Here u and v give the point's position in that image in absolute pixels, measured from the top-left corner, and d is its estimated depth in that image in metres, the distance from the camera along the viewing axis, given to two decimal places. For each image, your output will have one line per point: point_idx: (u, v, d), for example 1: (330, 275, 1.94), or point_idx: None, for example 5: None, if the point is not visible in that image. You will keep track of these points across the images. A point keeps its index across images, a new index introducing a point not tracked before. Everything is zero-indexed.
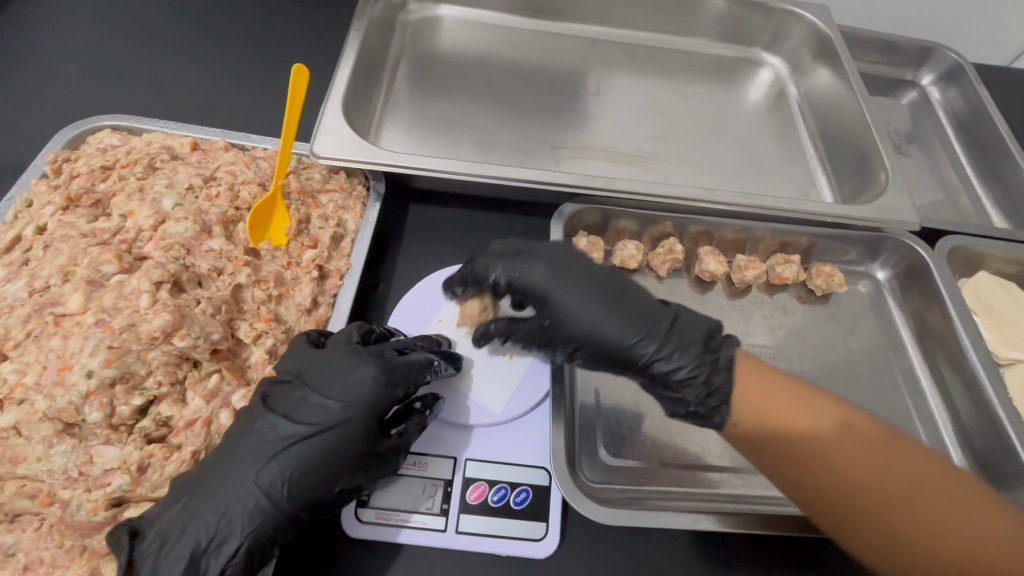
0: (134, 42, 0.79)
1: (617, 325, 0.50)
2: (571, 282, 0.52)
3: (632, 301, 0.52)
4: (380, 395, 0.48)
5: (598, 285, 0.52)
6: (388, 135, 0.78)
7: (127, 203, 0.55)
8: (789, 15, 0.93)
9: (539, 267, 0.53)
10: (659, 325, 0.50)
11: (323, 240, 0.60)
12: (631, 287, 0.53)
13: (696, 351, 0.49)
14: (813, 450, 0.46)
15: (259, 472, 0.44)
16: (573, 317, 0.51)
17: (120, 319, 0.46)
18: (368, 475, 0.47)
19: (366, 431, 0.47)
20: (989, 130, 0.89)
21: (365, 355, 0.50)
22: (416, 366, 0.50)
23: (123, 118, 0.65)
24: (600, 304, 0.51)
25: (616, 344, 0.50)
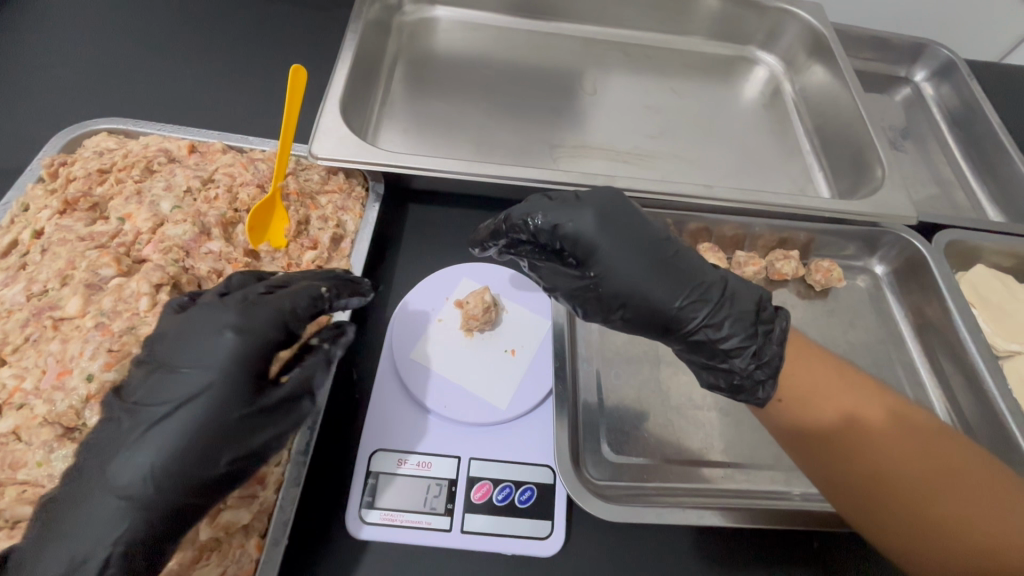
0: (129, 46, 0.79)
1: (671, 290, 0.50)
2: (623, 240, 0.52)
3: (685, 267, 0.52)
4: (242, 347, 0.43)
5: (650, 248, 0.52)
6: (385, 135, 0.78)
7: (125, 206, 0.55)
8: (782, 13, 0.94)
9: (591, 216, 0.52)
10: (710, 292, 0.51)
11: (323, 241, 0.59)
12: (682, 252, 0.53)
13: (745, 324, 0.50)
14: (837, 432, 0.47)
15: (116, 468, 0.40)
16: (625, 277, 0.51)
17: (120, 321, 0.46)
18: (268, 433, 0.43)
19: (241, 390, 0.43)
20: (982, 125, 0.90)
21: (223, 304, 0.45)
22: (289, 303, 0.46)
23: (119, 120, 0.65)
24: (653, 267, 0.51)
25: (663, 310, 0.50)
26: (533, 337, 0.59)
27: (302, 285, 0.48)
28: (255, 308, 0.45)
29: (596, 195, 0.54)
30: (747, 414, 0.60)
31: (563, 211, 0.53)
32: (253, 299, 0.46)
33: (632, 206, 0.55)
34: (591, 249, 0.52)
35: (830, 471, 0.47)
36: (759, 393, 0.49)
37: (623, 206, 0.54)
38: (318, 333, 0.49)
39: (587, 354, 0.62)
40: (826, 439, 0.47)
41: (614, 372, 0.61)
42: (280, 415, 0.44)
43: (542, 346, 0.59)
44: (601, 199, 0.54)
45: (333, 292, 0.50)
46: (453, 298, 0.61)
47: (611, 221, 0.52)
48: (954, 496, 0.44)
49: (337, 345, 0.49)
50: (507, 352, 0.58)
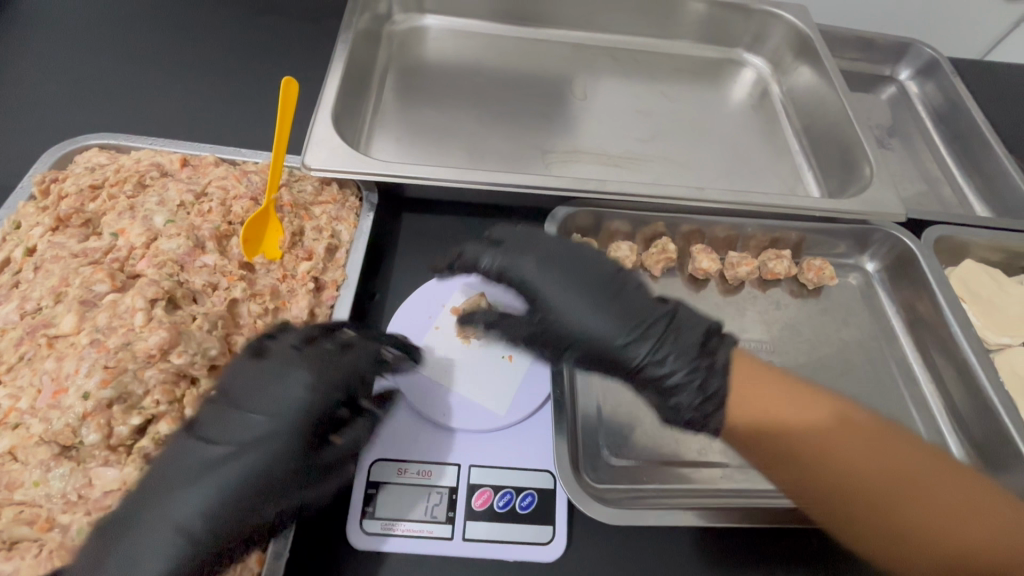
0: (119, 61, 0.79)
1: (614, 327, 0.52)
2: (563, 280, 0.54)
3: (632, 304, 0.53)
4: (310, 402, 0.47)
5: (596, 288, 0.54)
6: (378, 145, 0.78)
7: (118, 222, 0.55)
8: (767, 16, 0.95)
9: (533, 259, 0.55)
10: (651, 327, 0.51)
11: (317, 252, 0.59)
12: (631, 289, 0.54)
13: (687, 355, 0.50)
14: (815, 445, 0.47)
15: (182, 501, 0.43)
16: (571, 318, 0.53)
17: (116, 338, 0.46)
18: (314, 490, 0.46)
19: (301, 443, 0.46)
20: (967, 121, 0.91)
21: (301, 360, 0.49)
22: (358, 368, 0.50)
23: (110, 136, 0.65)
24: (597, 307, 0.53)
25: (607, 346, 0.52)
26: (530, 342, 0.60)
27: (369, 347, 0.52)
28: (329, 370, 0.49)
29: (544, 238, 0.57)
30: None
31: (509, 255, 0.56)
32: (327, 359, 0.49)
33: (583, 248, 0.57)
34: (538, 293, 0.54)
35: (804, 483, 0.47)
36: (710, 424, 0.49)
37: (573, 248, 0.56)
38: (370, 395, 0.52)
39: None
40: (801, 455, 0.47)
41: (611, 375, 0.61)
42: (329, 473, 0.47)
43: None
44: (551, 244, 0.57)
45: (393, 356, 0.54)
46: (449, 305, 0.61)
47: (558, 265, 0.55)
48: (924, 504, 0.45)
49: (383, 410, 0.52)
50: (505, 358, 0.58)
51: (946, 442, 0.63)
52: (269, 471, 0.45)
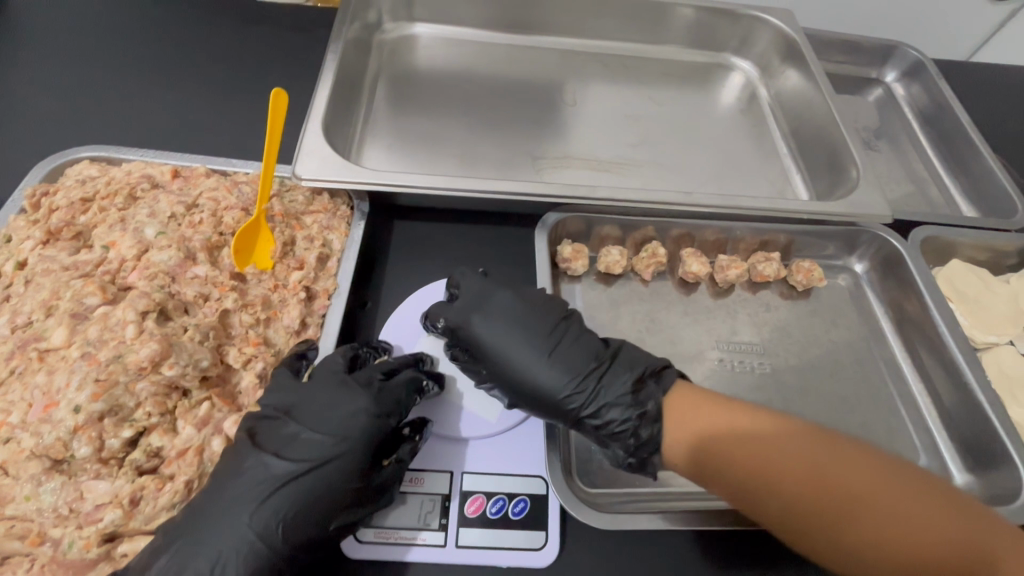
0: (109, 72, 0.79)
1: (556, 380, 0.52)
2: (504, 335, 0.54)
3: (571, 353, 0.54)
4: (373, 425, 0.49)
5: (536, 338, 0.54)
6: (369, 153, 0.79)
7: (109, 234, 0.55)
8: (754, 20, 0.96)
9: (474, 315, 0.55)
10: (587, 380, 0.52)
11: (309, 261, 0.60)
12: (570, 336, 0.55)
13: (623, 405, 0.51)
14: (760, 446, 0.46)
15: (253, 513, 0.44)
16: (515, 368, 0.53)
17: (106, 350, 0.46)
18: (369, 509, 0.47)
19: (362, 463, 0.47)
20: (952, 122, 0.92)
21: (355, 386, 0.50)
22: (408, 392, 0.51)
23: (101, 148, 0.65)
24: (539, 357, 0.53)
25: (549, 401, 0.52)
26: None
27: (416, 373, 0.53)
28: (383, 395, 0.50)
29: (488, 289, 0.57)
30: None
31: (453, 311, 0.56)
32: (378, 384, 0.50)
33: (524, 294, 0.57)
34: (480, 345, 0.54)
35: (747, 489, 0.45)
36: (649, 468, 0.51)
37: (513, 296, 0.57)
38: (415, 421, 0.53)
39: None
40: (745, 458, 0.46)
41: None
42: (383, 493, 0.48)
43: None
44: (492, 292, 0.57)
45: (432, 382, 0.54)
46: None
47: (498, 316, 0.55)
48: (892, 515, 0.42)
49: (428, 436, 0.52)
50: None
51: (935, 441, 0.64)
52: (336, 486, 0.46)
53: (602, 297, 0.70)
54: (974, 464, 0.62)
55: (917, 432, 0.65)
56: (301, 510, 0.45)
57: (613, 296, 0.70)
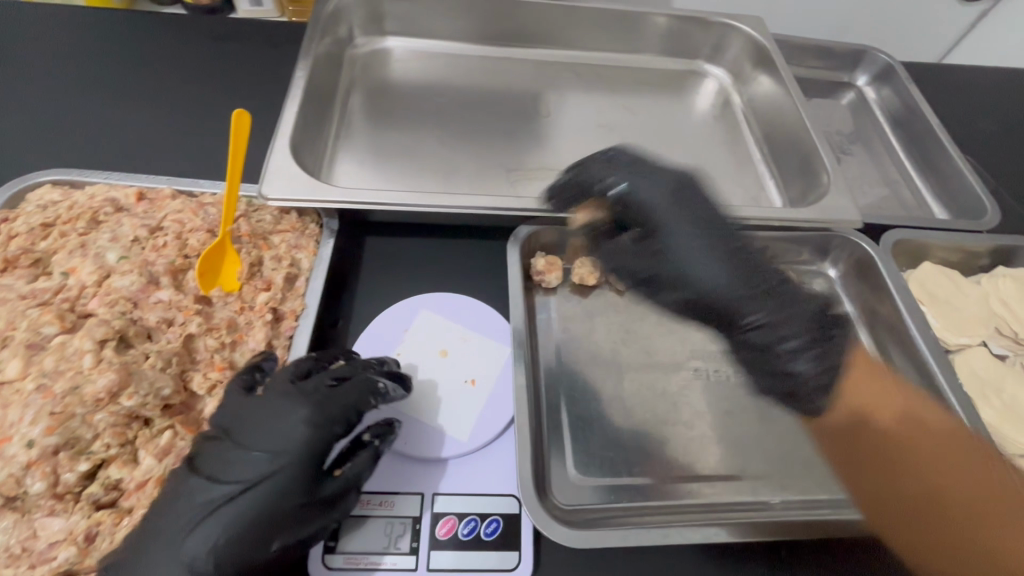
0: (79, 97, 0.79)
1: (769, 305, 0.57)
2: (696, 231, 0.59)
3: (762, 277, 0.58)
4: (313, 435, 0.47)
5: (729, 258, 0.58)
6: (341, 170, 0.78)
7: (69, 261, 0.54)
8: (725, 27, 0.97)
9: (658, 197, 0.60)
10: (772, 292, 0.57)
11: (276, 281, 0.59)
12: (727, 243, 0.59)
13: (806, 325, 0.57)
14: (904, 439, 0.57)
15: (188, 538, 0.43)
16: (737, 275, 0.57)
17: (63, 382, 0.45)
18: (317, 524, 0.45)
19: (301, 476, 0.46)
20: (921, 124, 0.94)
21: (298, 396, 0.49)
22: (353, 396, 0.49)
23: (63, 172, 0.64)
24: (718, 270, 0.57)
25: (717, 297, 0.57)
26: (491, 365, 0.59)
27: (367, 376, 0.51)
28: (326, 405, 0.48)
29: (681, 187, 0.61)
30: (709, 429, 0.62)
31: (641, 189, 0.60)
32: (322, 391, 0.49)
33: (704, 199, 0.61)
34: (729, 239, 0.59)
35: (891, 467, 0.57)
36: (806, 399, 0.58)
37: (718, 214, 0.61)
38: (375, 427, 0.51)
39: (551, 378, 0.63)
40: (864, 434, 0.59)
41: (577, 394, 0.62)
42: (330, 508, 0.46)
43: (502, 374, 0.59)
44: (671, 184, 0.61)
45: (393, 381, 0.52)
46: (411, 331, 0.61)
47: (710, 225, 0.59)
48: (965, 508, 0.53)
49: (387, 441, 0.49)
50: (467, 382, 0.58)
51: None
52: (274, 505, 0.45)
53: (578, 308, 0.69)
54: None
55: None
56: (234, 534, 0.44)
57: (588, 307, 0.70)
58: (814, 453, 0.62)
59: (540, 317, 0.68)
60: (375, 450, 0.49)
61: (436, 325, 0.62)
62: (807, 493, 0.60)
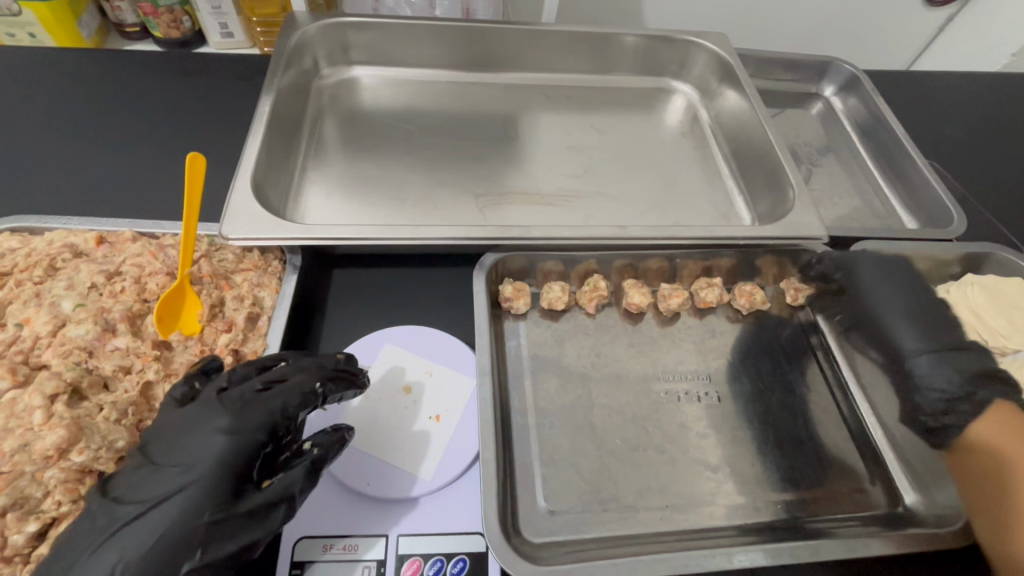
0: (45, 140, 0.79)
1: (911, 337, 0.63)
2: (895, 295, 0.66)
3: (942, 336, 0.62)
4: (232, 446, 0.45)
5: (910, 302, 0.65)
6: (309, 203, 0.78)
7: (23, 311, 0.53)
8: (689, 45, 0.98)
9: (871, 271, 0.69)
10: (937, 351, 0.60)
11: (238, 322, 0.58)
12: (914, 308, 0.65)
13: (954, 374, 0.58)
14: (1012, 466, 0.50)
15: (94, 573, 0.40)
16: (880, 318, 0.66)
17: (12, 440, 0.45)
18: (236, 541, 0.43)
19: (218, 493, 0.44)
20: (888, 133, 0.94)
21: (219, 405, 0.46)
22: (279, 402, 0.47)
23: (22, 218, 0.64)
24: (897, 307, 0.65)
25: (903, 351, 0.63)
26: (457, 399, 0.59)
27: (299, 380, 0.48)
28: (247, 411, 0.46)
29: (867, 261, 0.70)
30: (681, 452, 0.61)
31: (853, 263, 0.70)
32: (246, 398, 0.47)
33: (910, 275, 0.68)
34: (858, 290, 0.69)
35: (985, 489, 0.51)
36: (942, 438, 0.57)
37: (919, 280, 0.68)
38: (315, 436, 0.48)
39: (521, 406, 0.62)
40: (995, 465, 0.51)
41: (548, 421, 0.62)
42: (253, 523, 0.44)
43: (468, 408, 0.59)
44: (874, 262, 0.70)
45: (330, 385, 0.49)
46: (376, 366, 0.60)
47: (913, 291, 0.67)
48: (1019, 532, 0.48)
49: (329, 452, 0.47)
50: (431, 418, 0.57)
51: (883, 460, 0.65)
52: (188, 526, 0.42)
53: (548, 334, 0.69)
54: (917, 481, 0.63)
55: (865, 451, 0.65)
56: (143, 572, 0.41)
57: (558, 332, 0.69)
58: (789, 470, 0.62)
59: (509, 344, 0.68)
60: (309, 462, 0.46)
61: (404, 358, 0.61)
62: (783, 513, 0.59)
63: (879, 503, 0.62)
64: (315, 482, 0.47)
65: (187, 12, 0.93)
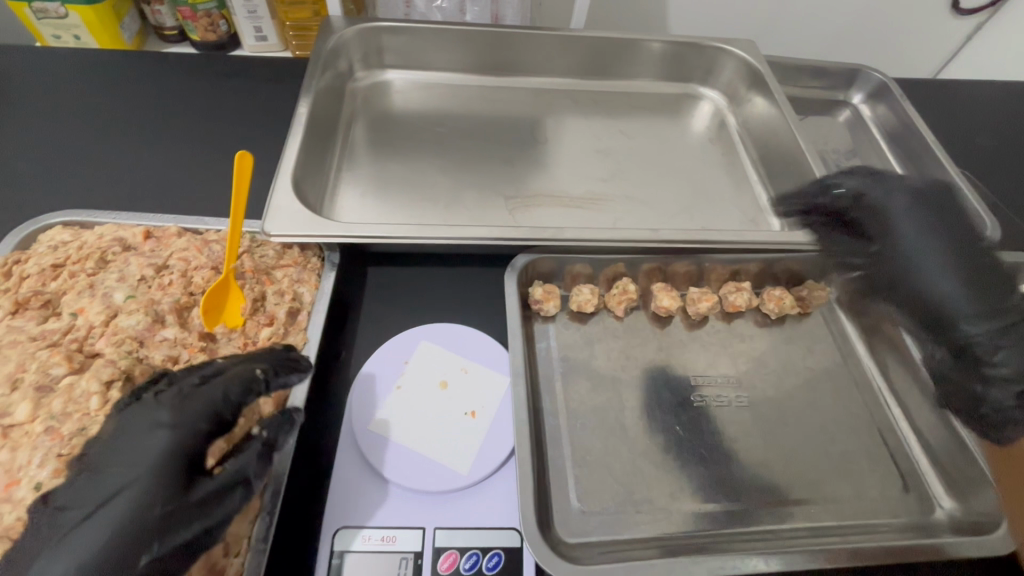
0: (91, 139, 0.82)
1: (971, 304, 0.57)
2: (932, 243, 0.62)
3: (1002, 297, 0.57)
4: (175, 441, 0.46)
5: (951, 247, 0.61)
6: (343, 203, 0.80)
7: (78, 301, 0.55)
8: (719, 51, 0.98)
9: (902, 205, 0.65)
10: (1000, 317, 0.56)
11: (279, 316, 0.60)
12: (963, 261, 0.60)
13: (1019, 352, 0.54)
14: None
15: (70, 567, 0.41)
16: (915, 265, 0.61)
17: (70, 424, 0.47)
18: (192, 530, 0.44)
19: (171, 485, 0.44)
20: (918, 140, 0.94)
21: (157, 401, 0.47)
22: (219, 390, 0.48)
23: (75, 212, 0.66)
24: (945, 263, 0.60)
25: (950, 310, 0.58)
26: (491, 396, 0.60)
27: (238, 369, 0.50)
28: (187, 403, 0.47)
29: (898, 198, 0.65)
30: (711, 455, 0.61)
31: (882, 198, 0.66)
32: (184, 391, 0.48)
33: (960, 221, 0.63)
34: (889, 236, 0.64)
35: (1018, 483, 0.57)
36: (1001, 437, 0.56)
37: (961, 222, 0.63)
38: (262, 422, 0.50)
39: (553, 407, 0.63)
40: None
41: (580, 422, 0.62)
42: (210, 508, 0.45)
43: (502, 406, 0.59)
44: (909, 196, 0.65)
45: (271, 371, 0.51)
46: (412, 362, 0.62)
47: (950, 236, 0.62)
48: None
49: (278, 434, 0.49)
50: (466, 415, 0.58)
51: (916, 465, 0.64)
52: (143, 518, 0.43)
53: (577, 336, 0.70)
54: (953, 489, 0.62)
55: (898, 457, 0.65)
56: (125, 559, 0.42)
57: (588, 334, 0.70)
58: (820, 476, 0.61)
59: (539, 345, 0.68)
60: (258, 445, 0.48)
61: (436, 356, 0.62)
62: (814, 519, 0.59)
63: (913, 509, 0.61)
64: (268, 463, 0.48)
65: (224, 16, 0.96)
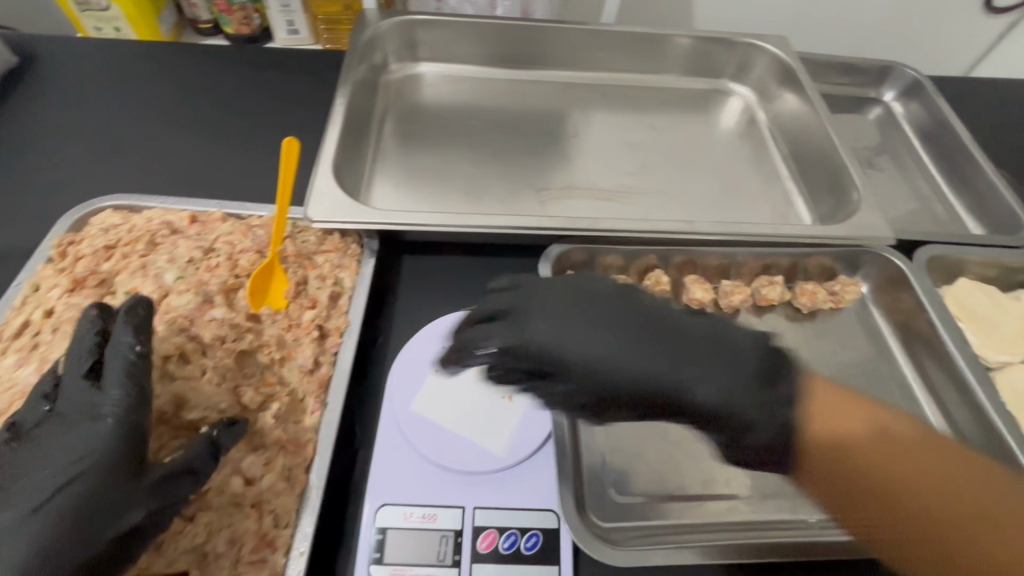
0: (133, 127, 0.84)
1: (709, 387, 0.47)
2: (609, 335, 0.48)
3: (709, 374, 0.48)
4: (117, 426, 0.45)
5: (646, 329, 0.49)
6: (378, 192, 0.81)
7: (131, 280, 0.57)
8: (750, 48, 0.98)
9: (539, 320, 0.48)
10: (752, 383, 0.48)
11: (321, 299, 0.61)
12: (664, 349, 0.48)
13: (769, 397, 0.48)
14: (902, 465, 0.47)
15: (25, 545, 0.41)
16: (653, 374, 0.47)
17: None
18: (144, 512, 0.44)
19: (122, 468, 0.44)
20: (953, 137, 0.93)
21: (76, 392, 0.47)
22: (118, 367, 0.47)
23: (124, 197, 0.68)
24: (674, 356, 0.48)
25: (725, 401, 0.47)
26: None
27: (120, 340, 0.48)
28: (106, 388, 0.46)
29: (533, 294, 0.51)
30: None
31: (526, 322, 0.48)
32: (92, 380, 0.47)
33: (626, 297, 0.51)
34: (559, 361, 0.46)
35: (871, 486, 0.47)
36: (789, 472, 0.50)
37: (608, 295, 0.51)
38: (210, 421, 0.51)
39: None
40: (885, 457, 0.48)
41: None
42: (162, 492, 0.45)
43: None
44: (557, 288, 0.51)
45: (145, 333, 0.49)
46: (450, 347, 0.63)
47: (614, 317, 0.49)
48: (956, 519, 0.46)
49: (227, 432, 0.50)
50: (504, 399, 0.59)
51: None
52: (98, 498, 0.43)
53: None
54: None
55: None
56: (77, 539, 0.42)
57: None
58: None
59: None
60: (208, 441, 0.49)
61: None
62: None
63: None
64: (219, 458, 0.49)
65: (258, 10, 0.98)
